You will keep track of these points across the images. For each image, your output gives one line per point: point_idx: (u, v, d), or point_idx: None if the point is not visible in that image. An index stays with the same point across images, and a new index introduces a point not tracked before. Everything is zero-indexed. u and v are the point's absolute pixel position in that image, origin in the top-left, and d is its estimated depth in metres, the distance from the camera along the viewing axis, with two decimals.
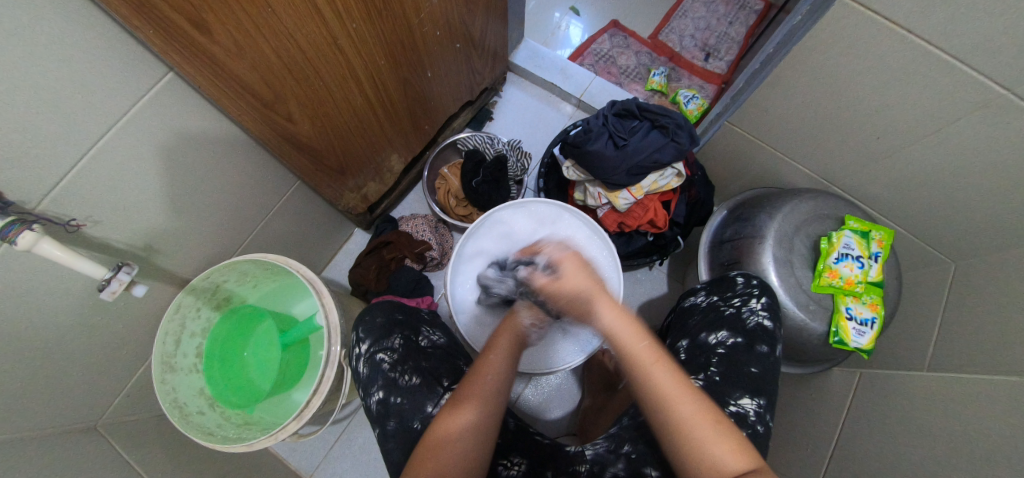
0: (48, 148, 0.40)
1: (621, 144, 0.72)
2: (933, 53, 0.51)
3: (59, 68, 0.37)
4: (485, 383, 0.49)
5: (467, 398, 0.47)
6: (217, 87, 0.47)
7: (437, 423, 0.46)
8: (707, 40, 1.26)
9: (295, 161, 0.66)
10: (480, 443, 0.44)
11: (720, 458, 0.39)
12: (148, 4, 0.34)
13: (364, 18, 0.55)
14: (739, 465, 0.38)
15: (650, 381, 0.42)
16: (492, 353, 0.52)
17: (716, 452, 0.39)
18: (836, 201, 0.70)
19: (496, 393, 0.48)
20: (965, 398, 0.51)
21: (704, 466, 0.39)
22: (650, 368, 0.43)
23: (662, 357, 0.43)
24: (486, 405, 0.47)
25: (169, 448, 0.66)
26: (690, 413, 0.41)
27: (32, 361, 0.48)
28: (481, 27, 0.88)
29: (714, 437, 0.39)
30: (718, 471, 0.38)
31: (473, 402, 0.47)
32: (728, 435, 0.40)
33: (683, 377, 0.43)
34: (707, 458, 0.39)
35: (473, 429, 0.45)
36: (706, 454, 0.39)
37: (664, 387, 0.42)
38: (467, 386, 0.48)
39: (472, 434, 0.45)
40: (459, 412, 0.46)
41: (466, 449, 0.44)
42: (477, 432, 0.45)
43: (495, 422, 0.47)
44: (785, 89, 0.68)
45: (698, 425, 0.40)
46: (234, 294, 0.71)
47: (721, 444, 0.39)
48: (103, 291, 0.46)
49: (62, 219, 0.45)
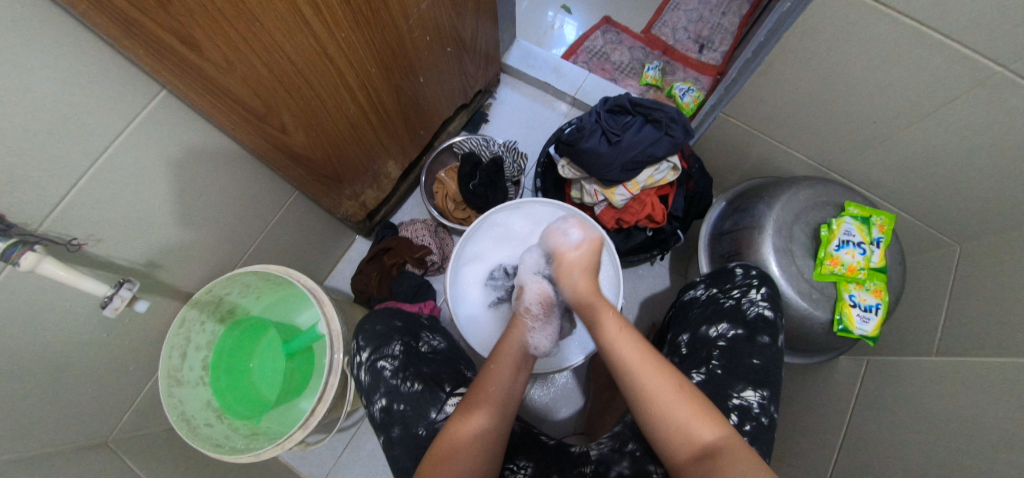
0: (47, 169, 0.41)
1: (614, 140, 0.72)
2: (925, 34, 0.50)
3: (54, 91, 0.38)
4: (490, 390, 0.49)
5: (473, 404, 0.48)
6: (210, 103, 0.47)
7: (446, 429, 0.46)
8: (700, 32, 1.26)
9: (292, 172, 0.66)
10: (490, 448, 0.45)
11: (690, 421, 0.41)
12: (135, 22, 0.35)
13: (352, 27, 0.56)
14: (708, 428, 0.41)
15: (615, 351, 0.47)
16: (495, 362, 0.53)
17: (682, 417, 0.41)
18: (836, 187, 0.69)
19: (504, 399, 0.49)
20: (975, 383, 0.50)
21: (677, 429, 0.41)
22: (616, 339, 0.48)
23: (626, 327, 0.49)
24: (493, 409, 0.48)
25: (179, 461, 0.66)
26: (655, 377, 0.43)
27: (41, 378, 0.49)
28: (472, 30, 0.88)
29: (678, 401, 0.42)
30: (690, 433, 0.40)
31: (479, 409, 0.47)
32: (693, 400, 0.42)
33: (647, 344, 0.47)
34: (678, 421, 0.41)
35: (484, 435, 0.46)
36: (676, 417, 0.41)
37: (628, 357, 0.46)
38: (475, 392, 0.49)
39: (480, 441, 0.45)
40: (468, 418, 0.46)
41: (476, 453, 0.44)
42: (484, 436, 0.46)
43: (501, 426, 0.47)
44: (778, 77, 0.67)
45: (664, 390, 0.43)
46: (238, 306, 0.72)
47: (685, 410, 0.41)
48: (105, 308, 0.46)
49: (64, 238, 0.45)
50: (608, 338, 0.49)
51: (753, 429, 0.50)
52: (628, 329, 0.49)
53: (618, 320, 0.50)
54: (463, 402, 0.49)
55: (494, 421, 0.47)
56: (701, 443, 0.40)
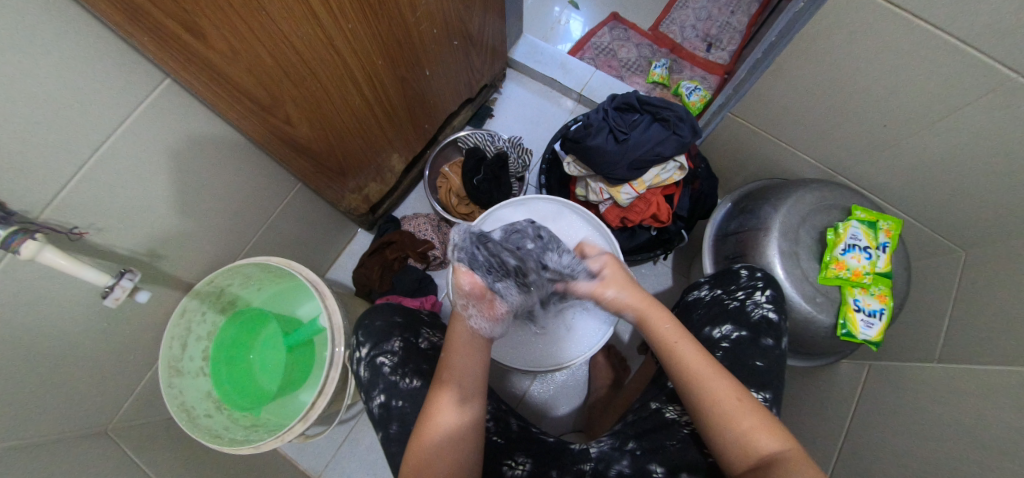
0: (49, 157, 0.40)
1: (622, 138, 0.72)
2: (940, 38, 0.50)
3: (57, 78, 0.37)
4: (453, 373, 0.49)
5: (443, 390, 0.48)
6: (214, 93, 0.47)
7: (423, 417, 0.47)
8: (708, 30, 1.24)
9: (295, 164, 0.66)
10: (461, 439, 0.45)
11: (751, 431, 0.42)
12: (140, 8, 0.34)
13: (359, 18, 0.55)
14: (770, 439, 0.41)
15: (679, 360, 0.48)
16: (449, 349, 0.52)
17: (744, 426, 0.42)
18: (843, 191, 0.69)
19: (464, 379, 0.49)
20: (977, 390, 0.50)
21: (736, 439, 0.42)
22: (677, 349, 0.49)
23: (683, 335, 0.50)
24: (458, 391, 0.48)
25: (179, 451, 0.66)
26: (718, 388, 0.44)
27: (42, 367, 0.49)
28: (479, 23, 0.87)
29: (739, 411, 0.43)
30: (750, 444, 0.41)
31: (443, 392, 0.48)
32: (755, 410, 0.43)
33: (709, 356, 0.48)
34: (738, 431, 0.42)
35: (453, 420, 0.46)
36: (737, 426, 0.42)
37: (691, 363, 0.47)
38: (436, 379, 0.50)
39: (453, 426, 0.46)
40: (441, 409, 0.47)
41: (446, 438, 0.45)
42: (453, 421, 0.46)
43: (471, 410, 0.47)
44: (788, 78, 0.67)
45: (726, 401, 0.44)
46: (239, 298, 0.71)
47: (746, 420, 0.42)
48: (106, 298, 0.46)
49: (66, 227, 0.45)
50: (670, 347, 0.49)
51: None
52: (688, 336, 0.50)
53: (677, 325, 0.51)
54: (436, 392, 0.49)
55: (462, 404, 0.47)
56: (760, 451, 0.41)
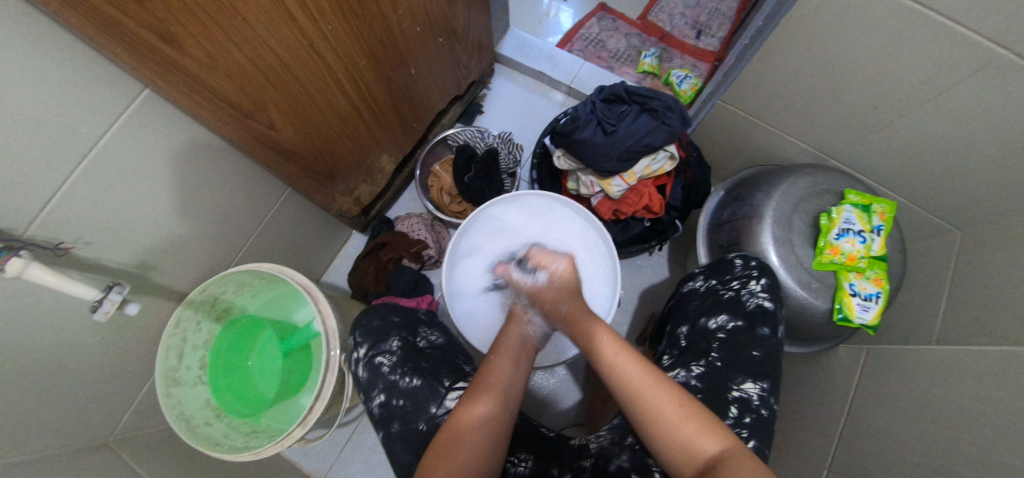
0: (29, 173, 0.40)
1: (610, 130, 0.71)
2: (928, 16, 0.49)
3: (31, 93, 0.37)
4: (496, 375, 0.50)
5: (482, 391, 0.48)
6: (194, 101, 0.46)
7: (455, 415, 0.47)
8: (697, 17, 1.23)
9: (282, 169, 0.65)
10: (494, 433, 0.45)
11: (693, 438, 0.41)
12: (111, 19, 0.34)
13: (339, 20, 0.54)
14: (710, 442, 0.40)
15: (616, 374, 0.46)
16: (496, 355, 0.53)
17: (684, 435, 0.41)
18: (835, 175, 0.68)
19: (508, 384, 0.50)
20: (974, 372, 0.50)
21: (682, 448, 0.41)
22: (614, 365, 0.47)
23: (624, 348, 0.48)
24: (499, 394, 0.48)
25: (180, 460, 0.67)
26: (657, 401, 0.43)
27: (36, 384, 0.49)
28: (464, 19, 0.86)
29: (680, 421, 0.41)
30: (693, 451, 0.40)
31: (486, 394, 0.48)
32: (697, 417, 0.42)
33: (646, 365, 0.46)
34: (681, 440, 0.41)
35: (489, 423, 0.46)
36: (680, 435, 0.41)
37: (629, 378, 0.45)
38: (478, 381, 0.50)
39: (490, 430, 0.45)
40: (476, 403, 0.47)
41: (484, 440, 0.44)
42: (492, 425, 0.46)
43: (508, 415, 0.48)
44: (776, 63, 0.66)
45: (666, 410, 0.42)
46: (234, 305, 0.71)
47: (688, 427, 0.41)
48: (95, 312, 0.46)
49: (51, 242, 0.45)
50: (607, 366, 0.48)
51: (754, 421, 0.50)
52: (623, 351, 0.48)
53: (614, 343, 0.49)
54: (471, 389, 0.49)
55: (503, 410, 0.47)
56: (704, 457, 0.40)
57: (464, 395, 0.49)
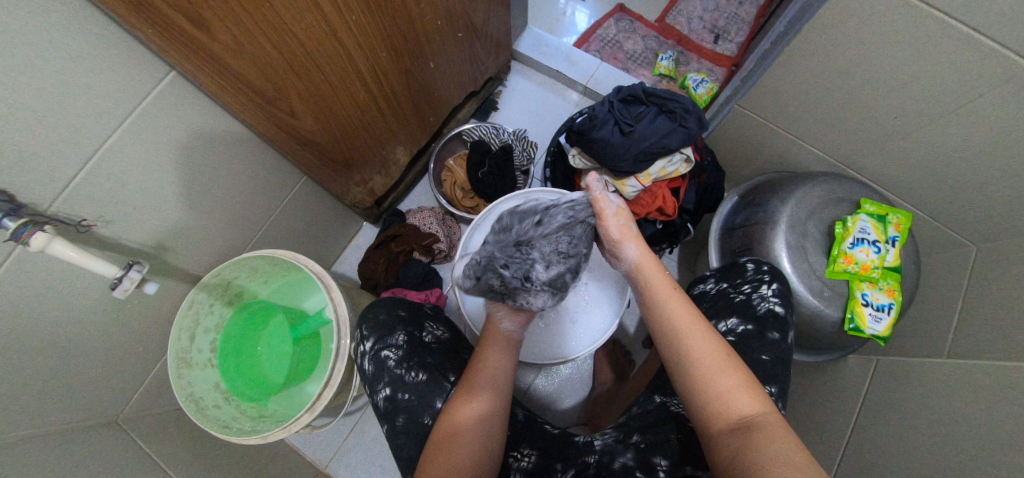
0: (55, 151, 0.40)
1: (627, 130, 0.71)
2: (954, 27, 0.48)
3: (63, 69, 0.37)
4: (486, 371, 0.52)
5: (475, 388, 0.49)
6: (219, 85, 0.47)
7: (450, 414, 0.47)
8: (715, 21, 1.23)
9: (300, 156, 0.66)
10: (484, 428, 0.46)
11: (729, 390, 0.41)
12: (145, 0, 0.34)
13: (363, 11, 0.54)
14: (747, 401, 0.40)
15: (663, 313, 0.47)
16: (483, 346, 0.56)
17: (723, 384, 0.41)
18: (852, 184, 0.68)
19: (495, 375, 0.51)
20: (985, 386, 0.50)
21: (717, 397, 0.41)
22: (666, 301, 0.48)
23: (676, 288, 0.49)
24: (492, 388, 0.50)
25: (189, 441, 0.68)
26: (702, 342, 0.44)
27: (51, 359, 0.49)
28: (483, 15, 0.87)
29: (722, 369, 0.42)
30: (727, 404, 0.40)
31: (478, 391, 0.49)
32: (738, 370, 0.42)
33: (695, 310, 0.47)
34: (718, 387, 0.41)
35: (481, 420, 0.47)
36: (715, 385, 0.41)
37: (676, 316, 0.46)
38: (468, 381, 0.50)
39: (484, 430, 0.46)
40: (470, 403, 0.47)
41: (477, 438, 0.45)
42: (484, 425, 0.46)
43: (498, 409, 0.49)
44: (796, 69, 0.66)
45: (707, 355, 0.43)
46: (245, 290, 0.72)
47: (728, 379, 0.41)
48: (115, 290, 0.46)
49: (74, 219, 0.45)
50: (657, 299, 0.48)
51: None
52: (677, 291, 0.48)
53: (667, 281, 0.50)
54: (464, 387, 0.49)
55: (493, 405, 0.48)
56: (737, 413, 0.40)
57: (457, 389, 0.50)
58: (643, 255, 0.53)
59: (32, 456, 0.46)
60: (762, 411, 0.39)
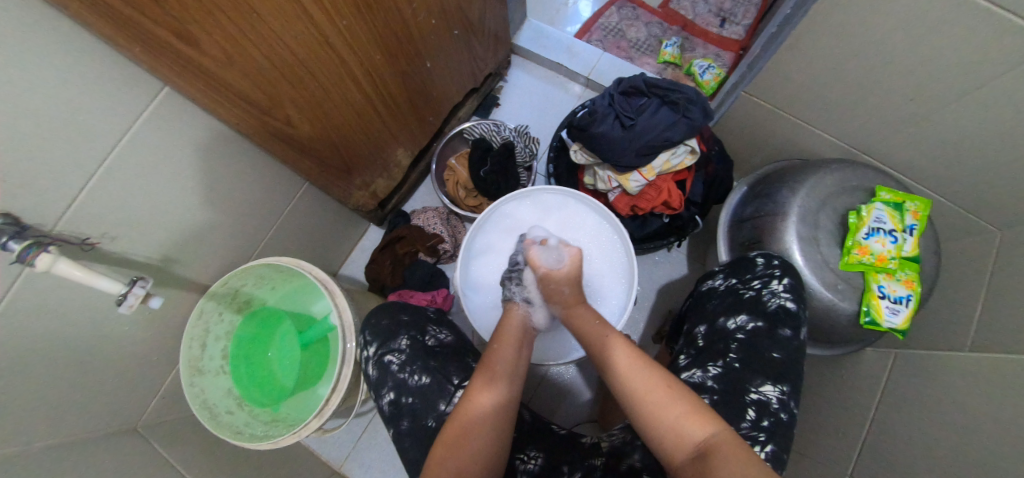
0: (55, 173, 0.41)
1: (628, 124, 0.69)
2: (974, 4, 0.45)
3: (57, 93, 0.37)
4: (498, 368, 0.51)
5: (487, 382, 0.49)
6: (213, 98, 0.47)
7: (465, 402, 0.47)
8: (721, 4, 1.19)
9: (299, 164, 0.66)
10: (497, 417, 0.46)
11: (680, 420, 0.40)
12: (131, 19, 0.34)
13: (354, 15, 0.54)
14: (696, 427, 0.40)
15: (608, 361, 0.49)
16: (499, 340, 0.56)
17: (671, 415, 0.41)
18: (865, 171, 0.65)
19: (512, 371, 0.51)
20: (1008, 379, 0.47)
21: (670, 431, 0.40)
22: (608, 348, 0.51)
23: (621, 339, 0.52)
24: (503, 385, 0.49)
25: (205, 446, 0.69)
26: (646, 381, 0.45)
27: (65, 373, 0.51)
28: (480, 10, 0.85)
29: (669, 399, 0.42)
30: (680, 434, 0.40)
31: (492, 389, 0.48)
32: (685, 397, 0.42)
33: (641, 352, 0.49)
34: (668, 421, 0.41)
35: (492, 420, 0.45)
36: (664, 419, 0.41)
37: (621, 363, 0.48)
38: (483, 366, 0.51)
39: (494, 431, 0.45)
40: (483, 392, 0.47)
41: (486, 439, 0.44)
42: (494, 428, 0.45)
43: (508, 403, 0.47)
44: (805, 53, 0.63)
45: (653, 390, 0.43)
46: (254, 297, 0.73)
47: (675, 408, 0.41)
48: (121, 305, 0.47)
49: (78, 237, 0.46)
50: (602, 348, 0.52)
51: (771, 425, 0.48)
52: (619, 340, 0.51)
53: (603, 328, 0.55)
54: (481, 374, 0.50)
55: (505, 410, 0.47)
56: (691, 441, 0.39)
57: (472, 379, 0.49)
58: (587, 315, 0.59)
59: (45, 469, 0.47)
60: (715, 433, 0.39)
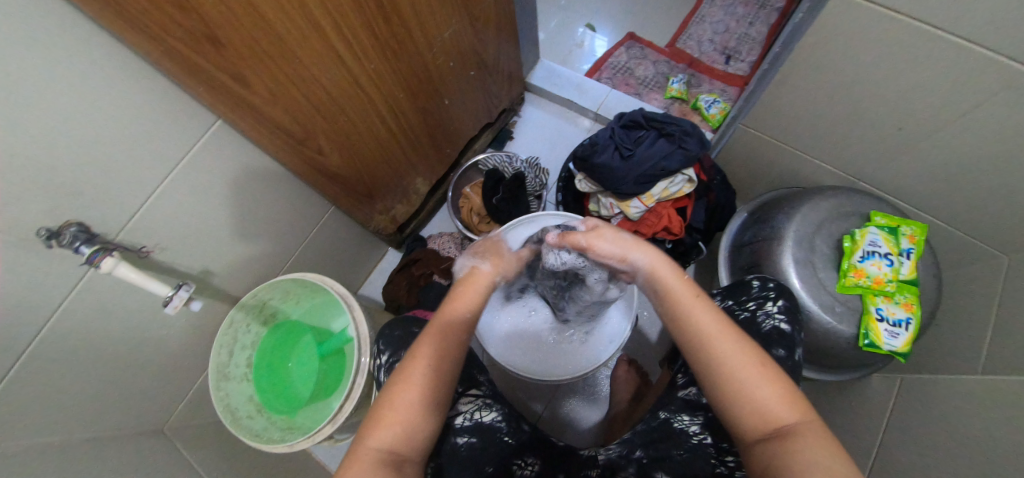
0: (122, 190, 0.48)
1: (627, 155, 0.74)
2: (944, 39, 0.49)
3: (133, 124, 0.45)
4: (448, 337, 0.47)
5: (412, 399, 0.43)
6: (258, 129, 0.54)
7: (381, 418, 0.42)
8: (726, 43, 1.26)
9: (327, 189, 0.73)
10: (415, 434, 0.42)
11: (770, 399, 0.40)
12: (197, 66, 0.42)
13: (380, 59, 0.62)
14: (790, 411, 0.39)
15: (689, 320, 0.45)
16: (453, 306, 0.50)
17: (765, 393, 0.40)
18: (860, 197, 0.67)
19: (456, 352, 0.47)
20: (1013, 403, 0.46)
21: (756, 405, 0.40)
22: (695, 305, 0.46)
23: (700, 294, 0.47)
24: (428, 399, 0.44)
25: (223, 450, 0.73)
26: (738, 353, 0.42)
27: (109, 369, 0.57)
28: (494, 52, 0.94)
29: (761, 377, 0.41)
30: (768, 412, 0.39)
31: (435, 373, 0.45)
32: (774, 378, 0.41)
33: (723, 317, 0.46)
34: (757, 398, 0.40)
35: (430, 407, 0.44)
36: (756, 394, 0.40)
37: (707, 324, 0.44)
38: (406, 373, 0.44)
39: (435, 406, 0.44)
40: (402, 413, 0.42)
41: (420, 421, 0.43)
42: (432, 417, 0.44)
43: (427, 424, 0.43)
44: (793, 88, 0.67)
45: (744, 364, 0.42)
46: (279, 311, 0.79)
47: (770, 388, 0.40)
48: (167, 306, 0.54)
49: (136, 246, 0.53)
50: (682, 305, 0.46)
51: None
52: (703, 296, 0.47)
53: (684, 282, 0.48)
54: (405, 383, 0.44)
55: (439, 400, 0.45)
56: (779, 420, 0.39)
57: (411, 347, 0.46)
58: (655, 256, 0.50)
59: (82, 457, 0.52)
60: (801, 421, 0.39)
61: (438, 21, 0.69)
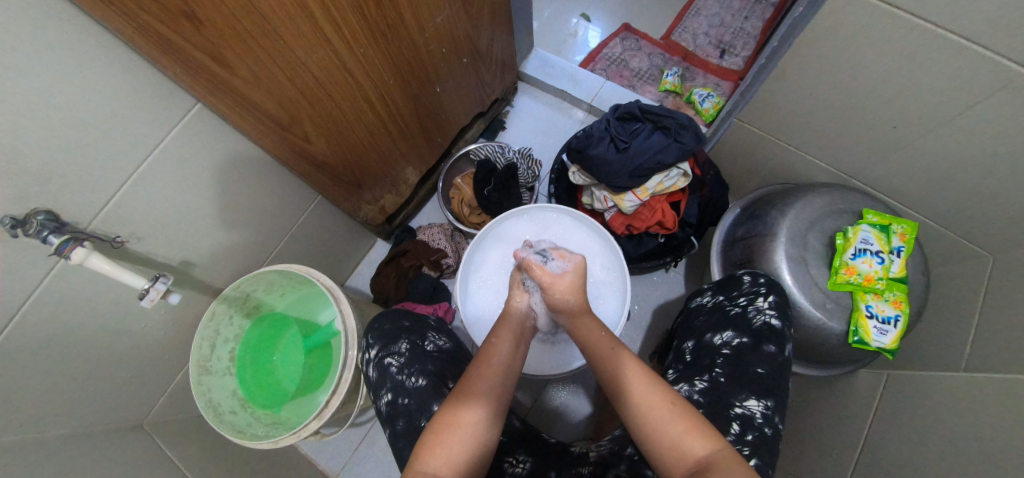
0: (92, 177, 0.45)
1: (622, 147, 0.73)
2: (943, 37, 0.48)
3: (104, 107, 0.43)
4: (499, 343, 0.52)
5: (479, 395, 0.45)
6: (240, 114, 0.52)
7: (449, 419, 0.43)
8: (721, 37, 1.25)
9: (313, 177, 0.70)
10: (484, 432, 0.43)
11: (682, 435, 0.40)
12: (174, 46, 0.39)
13: (370, 43, 0.59)
14: (699, 443, 0.39)
15: (613, 369, 0.48)
16: (494, 344, 0.52)
17: (673, 430, 0.40)
18: (851, 194, 0.67)
19: (501, 386, 0.47)
20: (998, 402, 0.47)
21: (670, 443, 0.40)
22: (618, 355, 0.49)
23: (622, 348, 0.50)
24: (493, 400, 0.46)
25: (205, 447, 0.71)
26: (652, 394, 0.43)
27: (81, 364, 0.54)
28: (487, 39, 0.91)
29: (671, 414, 0.41)
30: (681, 449, 0.39)
31: (481, 396, 0.45)
32: (686, 414, 0.41)
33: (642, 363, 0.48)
34: (669, 435, 0.40)
35: (480, 429, 0.43)
36: (666, 431, 0.40)
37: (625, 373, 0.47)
38: (470, 378, 0.47)
39: (487, 426, 0.43)
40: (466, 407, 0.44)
41: (471, 446, 0.41)
42: (490, 421, 0.44)
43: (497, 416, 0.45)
44: (791, 83, 0.66)
45: (655, 404, 0.42)
46: (263, 303, 0.76)
47: (678, 423, 0.41)
48: (143, 299, 0.51)
49: (110, 236, 0.50)
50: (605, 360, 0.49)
51: (756, 439, 0.49)
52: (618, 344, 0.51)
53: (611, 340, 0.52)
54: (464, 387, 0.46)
55: (498, 404, 0.46)
56: (692, 457, 0.38)
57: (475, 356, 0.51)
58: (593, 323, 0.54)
59: (54, 457, 0.50)
60: (714, 451, 0.39)
61: (432, 4, 0.66)
